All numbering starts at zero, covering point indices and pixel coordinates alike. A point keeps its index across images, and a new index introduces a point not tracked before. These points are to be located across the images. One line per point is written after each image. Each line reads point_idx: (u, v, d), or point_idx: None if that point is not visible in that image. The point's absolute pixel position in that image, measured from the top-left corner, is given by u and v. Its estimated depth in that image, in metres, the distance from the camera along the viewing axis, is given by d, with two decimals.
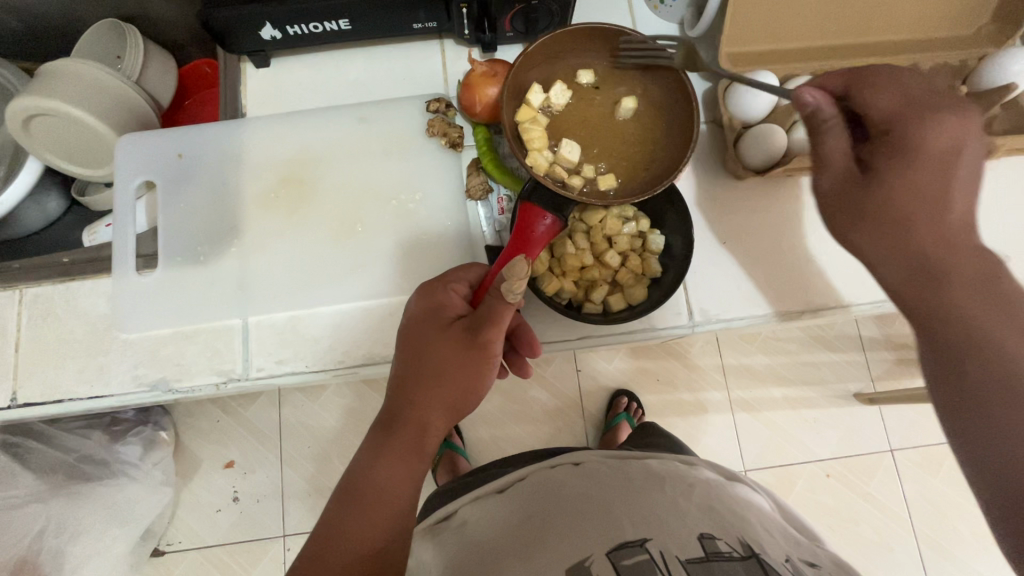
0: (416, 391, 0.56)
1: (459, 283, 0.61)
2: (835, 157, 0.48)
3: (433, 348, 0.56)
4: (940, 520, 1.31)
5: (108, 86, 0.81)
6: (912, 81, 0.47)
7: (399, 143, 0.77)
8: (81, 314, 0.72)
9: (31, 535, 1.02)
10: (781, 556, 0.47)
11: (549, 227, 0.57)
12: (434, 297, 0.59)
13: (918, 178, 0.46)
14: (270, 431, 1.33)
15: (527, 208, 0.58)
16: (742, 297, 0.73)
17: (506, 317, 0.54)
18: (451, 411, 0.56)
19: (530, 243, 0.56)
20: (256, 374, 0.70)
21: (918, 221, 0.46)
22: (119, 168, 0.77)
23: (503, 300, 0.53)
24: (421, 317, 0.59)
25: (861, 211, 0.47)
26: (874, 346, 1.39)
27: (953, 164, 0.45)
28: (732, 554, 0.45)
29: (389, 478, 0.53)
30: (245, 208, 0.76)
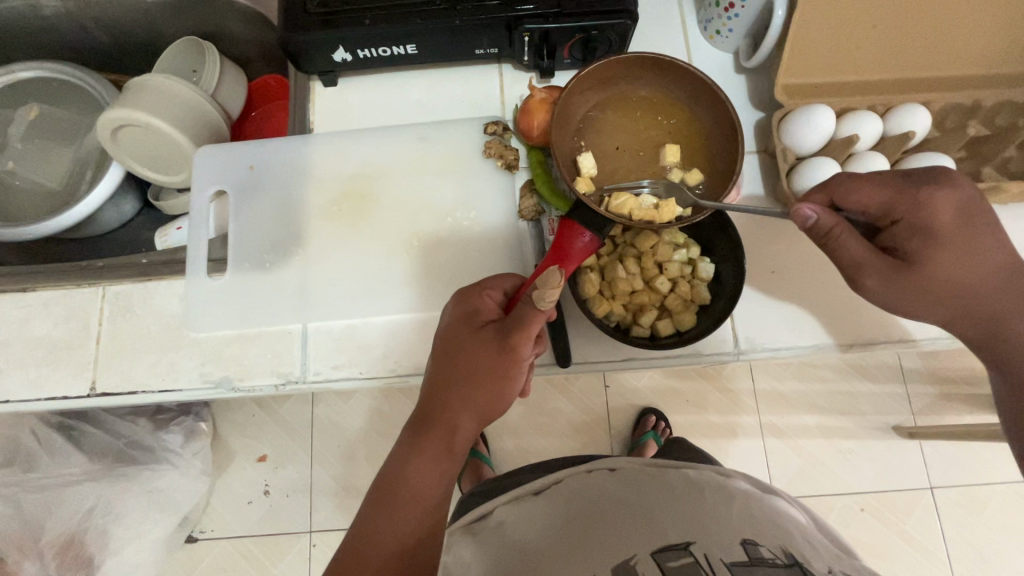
0: (450, 393, 0.60)
1: (494, 289, 0.64)
2: (869, 263, 0.57)
3: (466, 352, 0.60)
4: (981, 563, 1.26)
5: (160, 86, 0.85)
6: (939, 196, 0.56)
7: (455, 162, 0.81)
8: (155, 312, 0.77)
9: (83, 511, 1.11)
10: (825, 568, 0.47)
11: (587, 244, 0.61)
12: (468, 302, 0.63)
13: (958, 274, 0.57)
14: (305, 428, 1.37)
15: (566, 225, 0.61)
16: (788, 326, 0.73)
17: (536, 322, 0.57)
18: (481, 413, 0.60)
19: (568, 257, 0.60)
20: (313, 378, 0.74)
21: (959, 293, 0.58)
22: (195, 178, 0.82)
23: (535, 308, 0.57)
24: (455, 322, 0.62)
25: (915, 296, 0.58)
26: (916, 378, 1.35)
27: (961, 230, 0.56)
28: (776, 561, 0.45)
29: (421, 478, 0.57)
30: (310, 219, 0.80)
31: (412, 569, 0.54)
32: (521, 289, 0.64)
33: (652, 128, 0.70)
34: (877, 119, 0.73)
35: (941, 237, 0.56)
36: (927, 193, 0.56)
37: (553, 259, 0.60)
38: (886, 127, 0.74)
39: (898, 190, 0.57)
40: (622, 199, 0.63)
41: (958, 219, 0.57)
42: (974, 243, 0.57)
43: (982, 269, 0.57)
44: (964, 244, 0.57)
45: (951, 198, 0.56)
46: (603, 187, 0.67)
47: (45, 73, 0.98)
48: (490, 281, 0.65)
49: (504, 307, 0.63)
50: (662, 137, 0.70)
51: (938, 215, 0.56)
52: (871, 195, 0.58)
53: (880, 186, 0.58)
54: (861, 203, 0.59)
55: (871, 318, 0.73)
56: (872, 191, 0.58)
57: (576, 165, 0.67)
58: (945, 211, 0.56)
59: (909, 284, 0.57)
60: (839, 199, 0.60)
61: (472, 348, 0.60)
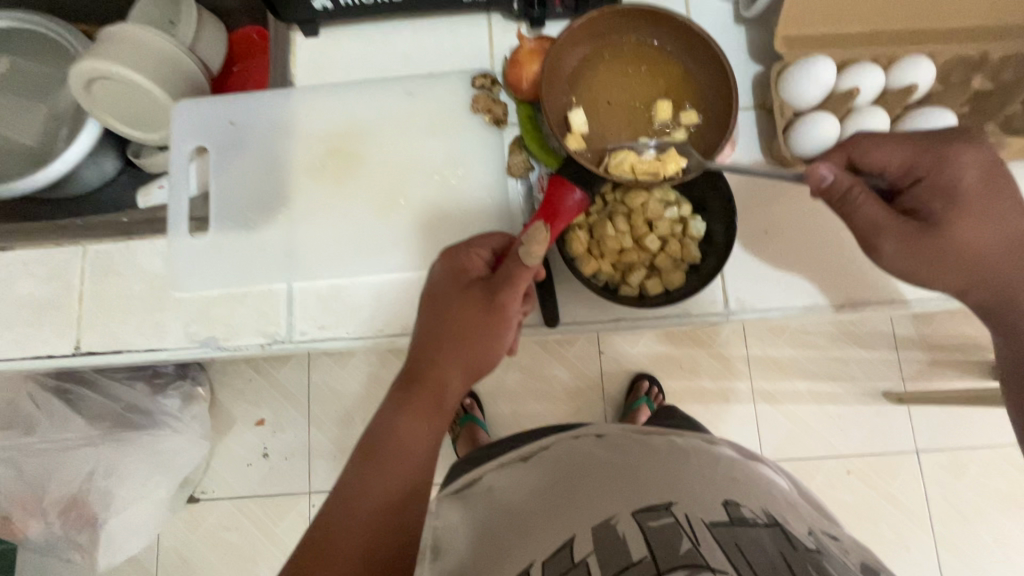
0: (438, 351, 0.60)
1: (482, 248, 0.63)
2: (889, 225, 0.56)
3: (453, 309, 0.60)
4: (960, 523, 1.30)
5: (134, 37, 0.81)
6: (962, 159, 0.56)
7: (443, 117, 0.78)
8: (138, 271, 0.76)
9: (84, 474, 1.12)
10: (804, 528, 0.47)
11: (578, 202, 0.59)
12: (457, 259, 0.62)
13: (980, 240, 0.56)
14: (301, 393, 1.39)
15: (557, 183, 0.60)
16: (780, 287, 0.72)
17: (523, 280, 0.57)
18: (470, 370, 0.60)
19: (558, 214, 0.58)
20: (300, 337, 0.73)
21: (979, 260, 0.56)
22: (173, 134, 0.79)
23: (519, 263, 0.57)
24: (443, 280, 0.62)
25: (931, 262, 0.56)
26: (908, 345, 1.36)
27: (984, 193, 0.56)
28: (756, 520, 0.46)
29: (411, 434, 0.57)
30: (293, 176, 0.78)
31: (398, 524, 0.54)
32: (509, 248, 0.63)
33: (647, 83, 0.67)
34: (881, 72, 0.70)
35: (962, 200, 0.55)
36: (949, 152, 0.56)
37: (544, 216, 0.59)
38: (889, 80, 0.71)
39: (920, 149, 0.57)
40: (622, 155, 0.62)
41: (981, 183, 0.56)
42: (995, 207, 0.56)
43: (1002, 235, 0.56)
44: (987, 209, 0.56)
45: (974, 158, 0.56)
46: (592, 147, 0.66)
47: (15, 23, 0.93)
48: (476, 240, 0.64)
49: (491, 265, 0.63)
50: (654, 95, 0.67)
51: (961, 176, 0.56)
52: (890, 155, 0.58)
53: (902, 145, 0.58)
54: (880, 163, 0.59)
55: (866, 279, 0.72)
56: (894, 150, 0.58)
57: (567, 124, 0.66)
58: (969, 171, 0.56)
59: (930, 247, 0.55)
60: (857, 158, 0.60)
61: (460, 305, 0.59)
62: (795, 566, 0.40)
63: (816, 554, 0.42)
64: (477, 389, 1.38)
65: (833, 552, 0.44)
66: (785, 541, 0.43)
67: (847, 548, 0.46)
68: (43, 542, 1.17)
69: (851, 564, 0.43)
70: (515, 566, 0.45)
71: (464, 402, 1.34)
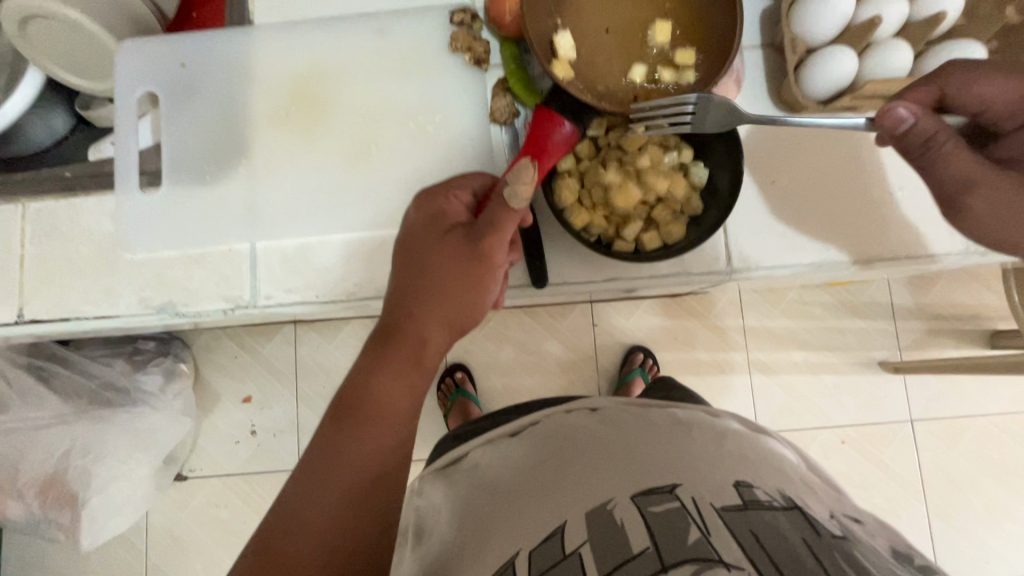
0: (415, 304, 0.54)
1: (461, 190, 0.57)
2: (983, 177, 0.51)
3: (432, 259, 0.53)
4: (954, 492, 1.28)
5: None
6: None
7: (419, 59, 0.70)
8: (85, 232, 0.69)
9: (59, 453, 1.03)
10: (824, 511, 0.42)
11: (567, 135, 0.55)
12: (433, 204, 0.56)
13: None
14: (285, 367, 1.30)
15: (543, 115, 0.55)
16: (786, 243, 0.67)
17: (510, 225, 0.51)
18: (452, 326, 0.54)
19: (546, 151, 0.54)
20: (265, 302, 0.67)
21: None
22: (119, 80, 0.71)
23: (506, 208, 0.51)
24: (420, 226, 0.55)
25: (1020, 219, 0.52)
26: (906, 314, 1.31)
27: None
28: (771, 504, 0.41)
29: (386, 396, 0.52)
30: (253, 125, 0.70)
31: (376, 496, 0.49)
32: (492, 190, 0.57)
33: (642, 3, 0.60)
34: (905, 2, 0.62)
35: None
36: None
37: (530, 153, 0.54)
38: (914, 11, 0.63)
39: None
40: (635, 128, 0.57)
41: None
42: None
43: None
44: None
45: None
46: (582, 79, 0.59)
47: None
48: (456, 181, 0.58)
49: (474, 209, 0.56)
50: (650, 18, 0.60)
51: None
52: (996, 88, 0.54)
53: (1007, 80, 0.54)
54: (984, 97, 0.55)
55: (879, 233, 0.67)
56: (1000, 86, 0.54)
57: (553, 50, 0.59)
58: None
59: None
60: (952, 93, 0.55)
61: (439, 254, 0.53)
62: (821, 555, 0.35)
63: (843, 541, 0.38)
64: (466, 363, 1.33)
65: (860, 537, 0.39)
66: (805, 526, 0.38)
67: (875, 534, 0.41)
68: (24, 523, 1.09)
69: (880, 551, 0.38)
70: (500, 554, 0.42)
71: (453, 376, 1.29)
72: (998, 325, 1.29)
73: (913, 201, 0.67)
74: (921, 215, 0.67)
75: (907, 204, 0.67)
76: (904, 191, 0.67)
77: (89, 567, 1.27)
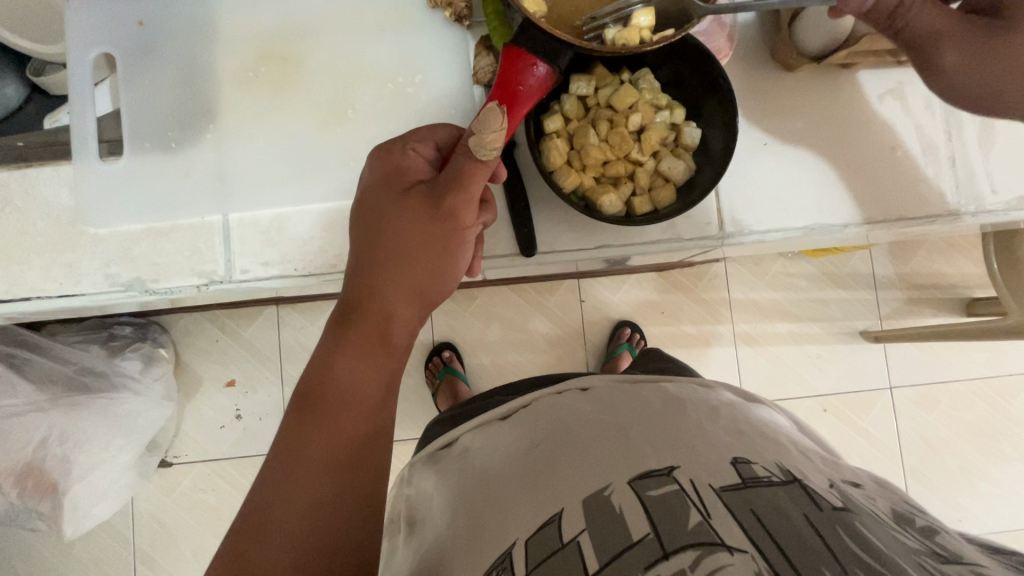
0: (378, 274, 0.52)
1: (421, 143, 0.54)
2: (951, 30, 0.47)
3: (395, 225, 0.52)
4: (931, 455, 1.31)
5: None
6: None
7: (395, 17, 0.66)
8: (42, 205, 0.65)
9: (34, 442, 0.96)
10: (823, 481, 0.42)
11: (541, 78, 0.50)
12: (391, 164, 0.53)
13: None
14: (269, 349, 1.27)
15: (513, 55, 0.50)
16: (777, 206, 0.65)
17: (478, 179, 0.49)
18: (418, 295, 0.53)
19: (518, 97, 0.49)
20: (240, 277, 0.64)
21: None
22: (71, 37, 0.66)
23: (474, 160, 0.49)
24: (378, 188, 0.53)
25: (1014, 72, 0.48)
26: (887, 284, 1.33)
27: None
28: (770, 479, 0.40)
29: (352, 370, 0.50)
30: (219, 88, 0.66)
31: (352, 473, 0.47)
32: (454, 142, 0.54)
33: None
34: None
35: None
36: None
37: (500, 100, 0.50)
38: None
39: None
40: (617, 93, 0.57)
41: None
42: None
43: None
44: None
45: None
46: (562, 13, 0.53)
47: None
48: (415, 134, 0.55)
49: (436, 164, 0.54)
50: None
51: None
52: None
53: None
54: None
55: (872, 196, 0.66)
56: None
57: None
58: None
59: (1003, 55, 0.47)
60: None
61: (401, 219, 0.52)
62: (824, 533, 0.35)
63: (844, 514, 0.37)
64: (453, 341, 1.31)
65: (860, 505, 0.39)
66: (806, 501, 0.38)
67: (875, 499, 0.41)
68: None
69: (881, 518, 0.37)
70: (495, 543, 0.41)
71: (441, 354, 1.27)
72: (975, 293, 1.31)
73: (905, 163, 0.66)
74: (912, 177, 0.66)
75: (900, 166, 0.66)
76: (897, 153, 0.66)
77: (75, 556, 1.24)
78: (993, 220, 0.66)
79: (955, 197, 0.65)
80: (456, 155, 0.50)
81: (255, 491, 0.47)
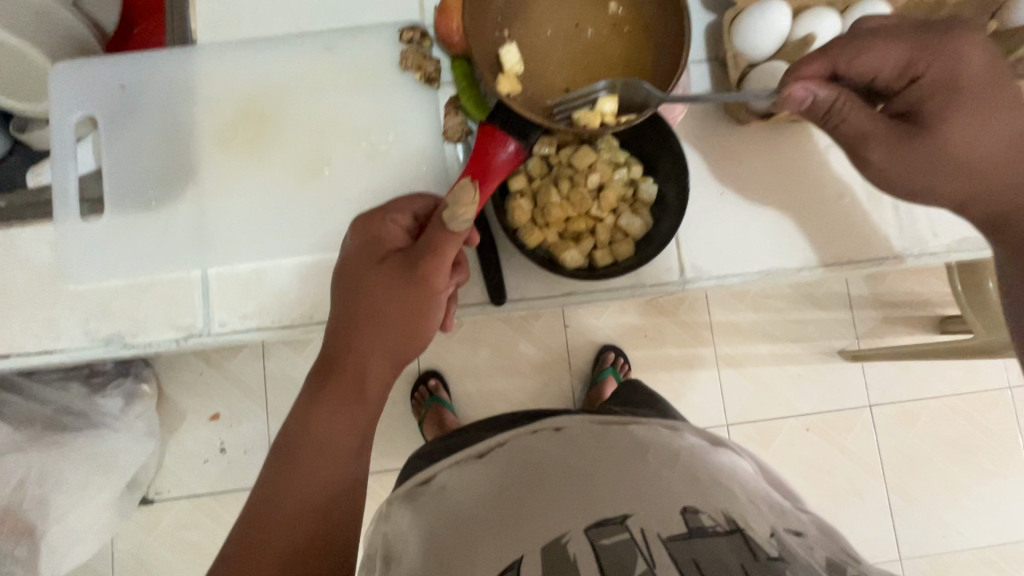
0: (357, 333, 0.54)
1: (400, 214, 0.57)
2: (875, 133, 0.53)
3: (372, 289, 0.54)
4: (912, 471, 1.34)
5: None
6: (964, 71, 0.51)
7: (368, 75, 0.69)
8: (23, 264, 0.67)
9: (13, 484, 0.95)
10: (765, 530, 0.44)
11: (511, 155, 0.55)
12: (370, 229, 0.56)
13: (975, 131, 0.52)
14: (254, 382, 1.27)
15: (486, 133, 0.55)
16: (735, 251, 0.69)
17: (450, 248, 0.51)
18: (394, 355, 0.54)
19: (490, 172, 0.54)
20: (219, 330, 0.66)
21: (972, 168, 0.52)
22: (53, 102, 0.69)
23: (446, 230, 0.51)
24: (358, 254, 0.55)
25: (933, 170, 0.53)
26: (863, 304, 1.36)
27: (985, 87, 0.51)
28: (715, 530, 0.43)
29: (330, 426, 0.52)
30: (199, 147, 0.69)
31: (324, 530, 0.48)
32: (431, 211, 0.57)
33: (593, 19, 0.59)
34: (837, 18, 0.65)
35: (966, 94, 0.51)
36: (950, 44, 0.51)
37: (473, 173, 0.55)
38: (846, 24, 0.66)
39: (916, 45, 0.52)
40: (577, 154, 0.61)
41: (983, 72, 0.51)
42: (999, 100, 0.51)
43: (1007, 133, 0.52)
44: (988, 103, 0.51)
45: (977, 51, 0.51)
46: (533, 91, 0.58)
47: None
48: (395, 204, 0.58)
49: (414, 231, 0.57)
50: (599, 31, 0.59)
51: (970, 107, 0.51)
52: (884, 57, 0.52)
53: (894, 44, 0.52)
54: (874, 65, 0.53)
55: (825, 239, 0.69)
56: (885, 53, 0.52)
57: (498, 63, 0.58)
58: (969, 59, 0.51)
59: (923, 152, 0.52)
60: (843, 67, 0.54)
61: (378, 281, 0.54)
62: None
63: (778, 564, 0.40)
64: (439, 370, 1.32)
65: (796, 553, 0.42)
66: (744, 553, 0.41)
67: (814, 548, 0.44)
68: None
69: (813, 568, 0.40)
70: None
71: (427, 384, 1.28)
72: (948, 311, 1.35)
73: (854, 207, 0.70)
74: (861, 220, 0.70)
75: (849, 211, 0.70)
76: (846, 198, 0.70)
77: None
78: (939, 259, 0.70)
79: (901, 239, 0.70)
80: (430, 224, 0.52)
81: (231, 543, 0.48)
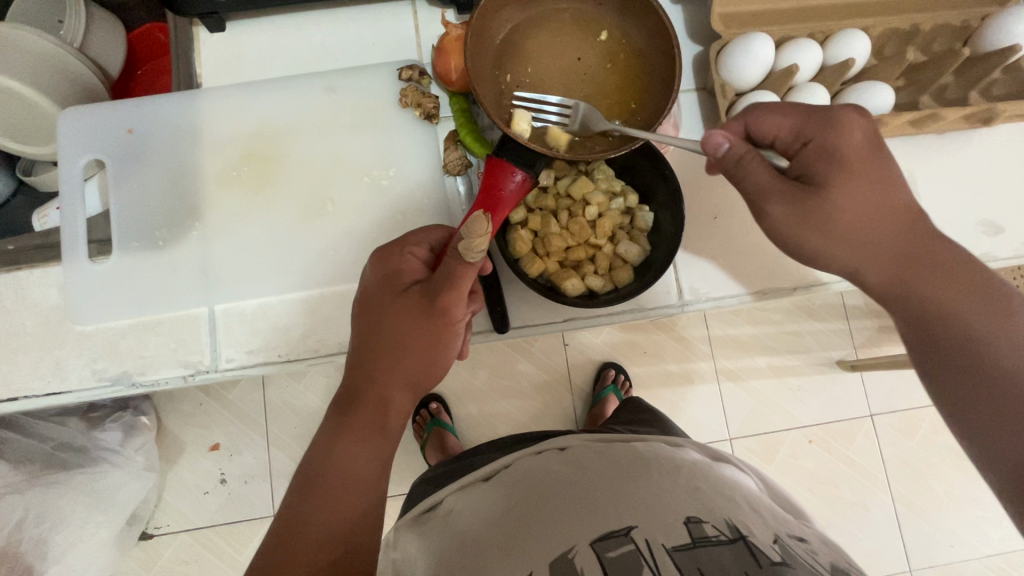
0: (377, 364, 0.55)
1: (418, 246, 0.58)
2: (776, 188, 0.48)
3: (392, 319, 0.55)
4: (916, 480, 1.34)
5: (8, 39, 0.76)
6: (849, 141, 0.49)
7: (369, 113, 0.72)
8: (31, 306, 0.68)
9: (10, 526, 0.94)
10: (770, 538, 0.45)
11: (520, 184, 0.56)
12: (391, 262, 0.57)
13: (864, 196, 0.48)
14: (254, 412, 1.27)
15: (496, 165, 0.57)
16: (728, 274, 0.71)
17: (468, 279, 0.52)
18: (415, 384, 0.55)
19: (499, 203, 0.56)
20: (225, 365, 0.67)
21: (868, 236, 0.49)
22: (62, 146, 0.70)
23: (464, 262, 0.51)
24: (378, 285, 0.57)
25: (825, 233, 0.49)
26: (857, 314, 1.38)
27: (871, 161, 0.49)
28: (719, 539, 0.43)
29: (352, 457, 0.52)
30: (204, 187, 0.70)
31: (345, 559, 0.48)
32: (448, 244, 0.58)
33: (587, 50, 0.62)
34: (817, 47, 0.68)
35: (855, 161, 0.48)
36: (842, 115, 0.49)
37: (484, 206, 0.56)
38: (826, 53, 0.69)
39: (808, 113, 0.50)
40: (575, 184, 0.62)
41: (865, 146, 0.49)
42: (887, 174, 0.49)
43: (888, 208, 0.49)
44: (870, 173, 0.49)
45: (858, 125, 0.49)
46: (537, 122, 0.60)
47: None
48: (413, 237, 0.59)
49: (432, 264, 0.58)
50: (594, 63, 0.61)
51: (855, 177, 0.48)
52: (778, 122, 0.51)
53: (791, 111, 0.51)
54: (774, 130, 0.52)
55: None
56: (781, 116, 0.51)
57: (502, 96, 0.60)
58: (855, 133, 0.49)
59: (815, 212, 0.48)
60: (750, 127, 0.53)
61: (399, 314, 0.55)
62: None
63: (782, 569, 0.41)
64: (440, 393, 1.32)
65: (799, 560, 0.43)
66: (747, 559, 0.41)
67: (817, 557, 0.45)
68: None
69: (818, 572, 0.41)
70: None
71: (429, 408, 1.28)
72: None
73: None
74: None
75: None
76: None
77: None
78: None
79: None
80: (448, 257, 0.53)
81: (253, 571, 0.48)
